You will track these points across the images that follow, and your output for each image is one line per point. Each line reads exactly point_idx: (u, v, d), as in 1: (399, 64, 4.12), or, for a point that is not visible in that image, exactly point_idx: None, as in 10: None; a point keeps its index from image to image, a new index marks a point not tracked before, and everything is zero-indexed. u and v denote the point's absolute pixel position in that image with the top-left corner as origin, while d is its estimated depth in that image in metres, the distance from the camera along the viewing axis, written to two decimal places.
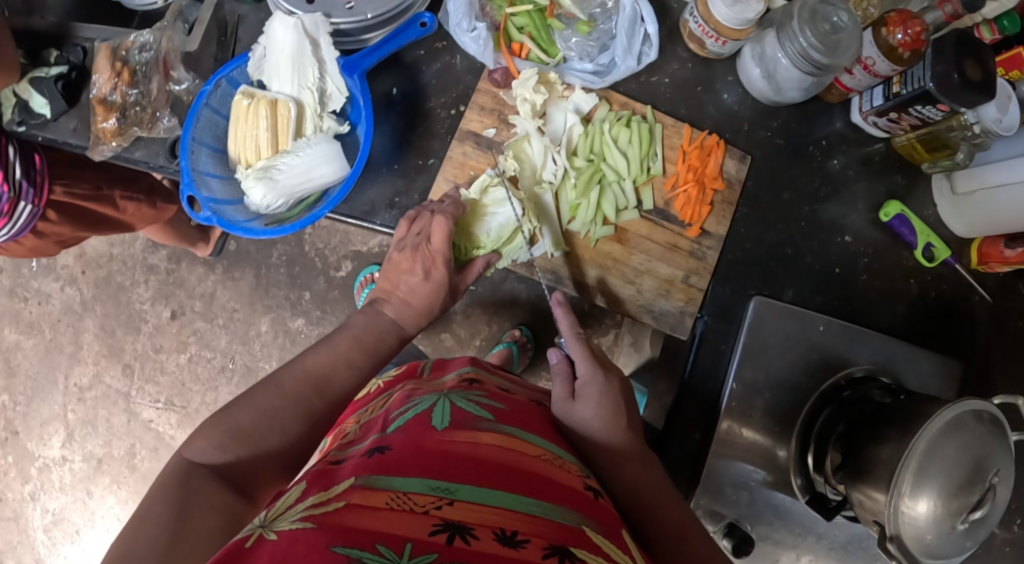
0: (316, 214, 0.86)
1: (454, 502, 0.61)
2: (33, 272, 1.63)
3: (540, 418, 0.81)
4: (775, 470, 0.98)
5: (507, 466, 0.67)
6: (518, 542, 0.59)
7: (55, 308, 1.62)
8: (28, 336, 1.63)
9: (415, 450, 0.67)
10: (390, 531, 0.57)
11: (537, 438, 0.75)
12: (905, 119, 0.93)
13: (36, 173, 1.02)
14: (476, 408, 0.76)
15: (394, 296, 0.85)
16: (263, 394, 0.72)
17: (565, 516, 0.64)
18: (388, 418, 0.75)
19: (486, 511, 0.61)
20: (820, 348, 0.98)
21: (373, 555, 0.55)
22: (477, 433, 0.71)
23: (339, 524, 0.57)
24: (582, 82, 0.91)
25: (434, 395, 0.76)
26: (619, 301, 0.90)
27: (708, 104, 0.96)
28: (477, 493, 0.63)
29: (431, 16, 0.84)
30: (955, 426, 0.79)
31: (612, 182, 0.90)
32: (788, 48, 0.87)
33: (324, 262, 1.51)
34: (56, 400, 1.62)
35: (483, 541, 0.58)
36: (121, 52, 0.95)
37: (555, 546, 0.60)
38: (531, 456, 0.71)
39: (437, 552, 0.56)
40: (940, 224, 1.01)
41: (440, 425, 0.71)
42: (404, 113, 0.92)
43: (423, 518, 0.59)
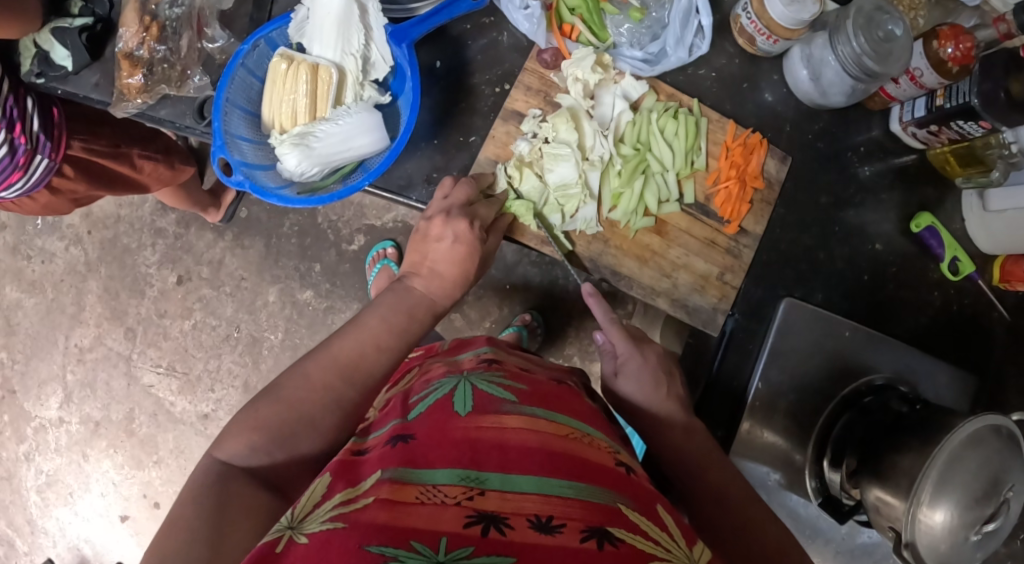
0: (354, 185, 0.84)
1: (485, 491, 0.60)
2: (37, 230, 1.60)
3: (566, 393, 0.80)
4: (790, 471, 0.98)
5: (538, 449, 0.66)
6: (555, 527, 0.58)
7: (58, 267, 1.59)
8: (29, 295, 1.60)
9: (440, 437, 0.66)
10: (422, 526, 0.56)
11: (563, 417, 0.73)
12: (944, 133, 0.93)
13: (53, 126, 1.05)
14: (500, 390, 0.74)
15: (424, 267, 0.82)
16: (290, 388, 0.70)
17: (600, 496, 0.63)
18: (408, 404, 0.73)
19: (519, 498, 0.60)
20: (843, 354, 0.98)
21: (407, 553, 0.54)
22: (503, 416, 0.69)
23: (370, 521, 0.56)
24: (632, 69, 0.88)
25: (454, 379, 0.75)
26: (655, 295, 0.89)
27: (750, 102, 0.95)
28: (507, 481, 0.62)
29: None
30: (974, 441, 0.79)
31: (656, 172, 0.88)
32: (841, 51, 0.86)
33: (337, 234, 1.51)
34: (55, 360, 1.59)
35: (519, 531, 0.57)
36: (151, 6, 0.93)
37: (592, 529, 0.58)
38: (563, 436, 0.69)
39: (473, 546, 0.55)
40: (965, 238, 1.01)
41: (462, 411, 0.69)
42: (447, 88, 0.90)
43: (456, 509, 0.58)
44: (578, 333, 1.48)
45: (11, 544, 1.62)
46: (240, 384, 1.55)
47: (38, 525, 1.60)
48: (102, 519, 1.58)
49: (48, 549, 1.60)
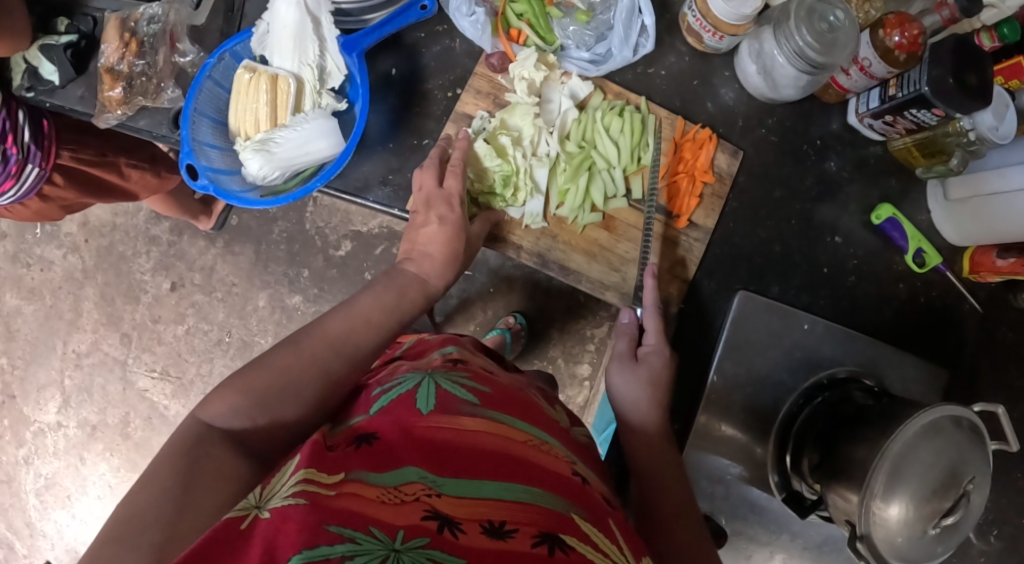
0: (309, 187, 0.87)
1: (443, 491, 0.58)
2: (36, 239, 1.66)
3: (526, 401, 0.79)
4: (753, 465, 0.97)
5: (497, 453, 0.65)
6: (510, 532, 0.56)
7: (57, 274, 1.66)
8: (28, 302, 1.66)
9: (402, 434, 0.64)
10: (383, 518, 0.54)
11: (522, 425, 0.72)
12: (900, 123, 0.93)
13: (45, 138, 1.12)
14: (463, 392, 0.73)
15: (414, 251, 0.84)
16: (280, 356, 0.71)
17: (556, 503, 0.62)
18: (368, 398, 0.72)
19: (478, 501, 0.58)
20: (803, 348, 0.98)
21: (366, 537, 0.52)
22: (463, 417, 0.68)
23: (328, 504, 0.54)
24: (578, 69, 0.90)
25: (418, 376, 0.74)
26: (605, 288, 0.89)
27: (703, 99, 0.96)
28: (466, 483, 0.60)
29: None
30: (930, 430, 0.79)
31: (602, 169, 0.90)
32: (783, 46, 0.87)
33: (324, 240, 1.55)
34: (53, 365, 1.66)
35: (472, 534, 0.55)
36: (130, 24, 1.00)
37: (545, 534, 0.57)
38: (520, 442, 0.69)
39: (428, 538, 0.53)
40: (931, 229, 1.01)
41: (425, 409, 0.68)
42: (400, 91, 0.92)
43: (414, 504, 0.56)
44: (561, 336, 1.51)
45: (11, 546, 1.67)
46: None
47: (37, 528, 1.66)
48: (99, 520, 1.64)
49: (47, 551, 1.66)
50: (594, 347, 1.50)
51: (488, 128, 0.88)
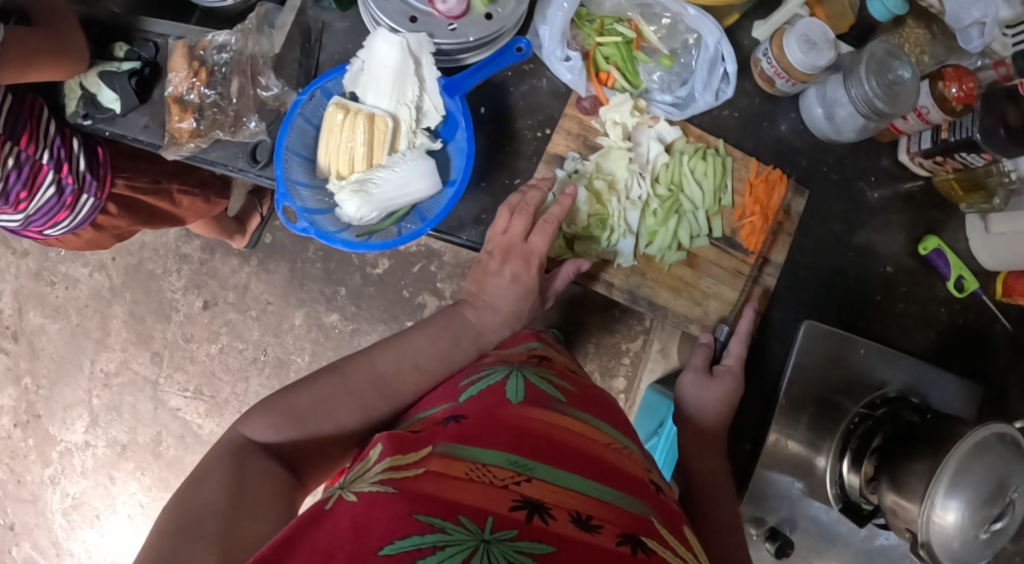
0: (417, 232, 0.90)
1: (531, 479, 0.63)
2: (60, 257, 1.64)
3: (604, 399, 0.84)
4: (813, 480, 1.04)
5: (580, 450, 0.69)
6: (593, 526, 0.60)
7: (82, 293, 1.63)
8: (53, 320, 1.64)
9: (491, 422, 0.69)
10: (471, 504, 0.59)
11: (602, 423, 0.77)
12: (948, 163, 1.00)
13: (99, 166, 1.09)
14: (552, 389, 0.78)
15: (480, 299, 0.88)
16: (323, 382, 0.77)
17: (635, 505, 0.66)
18: (457, 386, 0.78)
19: (564, 493, 0.63)
20: (859, 370, 1.05)
21: (455, 526, 0.57)
22: (549, 412, 0.73)
23: (419, 491, 0.59)
24: (663, 113, 0.95)
25: (507, 369, 0.79)
26: (688, 323, 0.94)
27: (770, 138, 1.01)
28: (553, 474, 0.64)
29: (527, 41, 0.90)
30: (981, 446, 0.86)
31: (688, 211, 0.94)
32: (853, 94, 0.92)
33: (361, 259, 1.58)
34: (80, 384, 1.63)
35: (560, 522, 0.59)
36: (198, 52, 1.02)
37: (626, 535, 0.61)
38: (603, 442, 0.73)
39: (517, 529, 0.57)
40: (970, 257, 1.09)
41: (514, 400, 0.73)
42: (490, 132, 0.95)
43: (503, 492, 0.61)
44: (597, 350, 1.57)
45: None
46: None
47: (64, 547, 1.64)
48: (129, 540, 1.62)
49: None
50: (629, 359, 1.57)
51: (582, 171, 0.93)
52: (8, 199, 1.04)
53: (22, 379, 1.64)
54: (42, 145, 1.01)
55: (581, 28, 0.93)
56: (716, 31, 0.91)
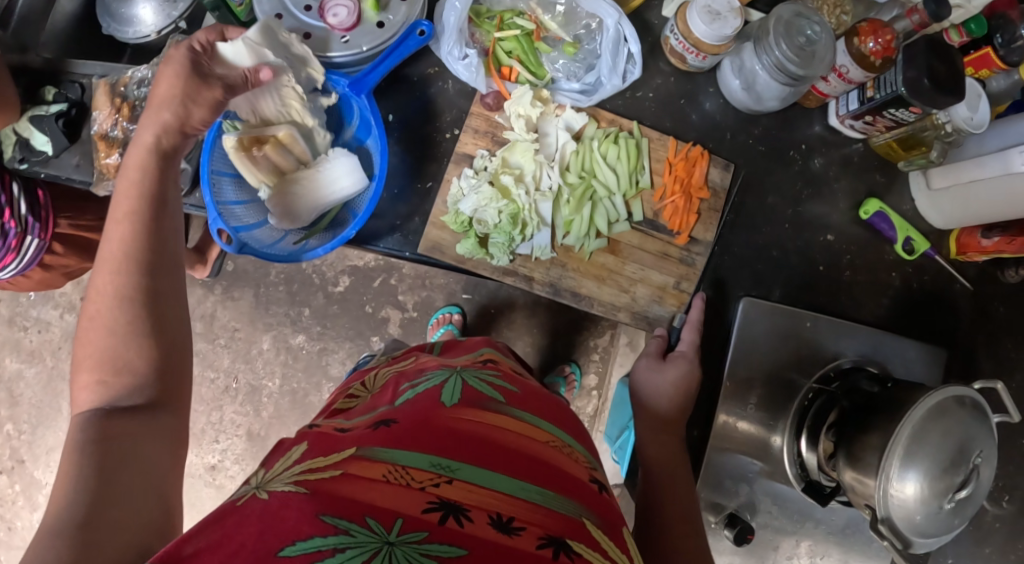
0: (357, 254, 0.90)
1: (453, 481, 0.55)
2: (30, 301, 1.62)
3: (557, 403, 0.71)
4: (770, 460, 1.00)
5: (518, 449, 0.60)
6: (514, 529, 0.53)
7: (55, 335, 1.62)
8: (29, 365, 1.61)
9: (423, 422, 0.60)
10: (383, 505, 0.52)
11: (550, 422, 0.66)
12: (880, 121, 0.97)
13: (40, 208, 1.10)
14: (491, 389, 0.66)
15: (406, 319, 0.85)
16: (91, 323, 0.64)
17: (569, 508, 0.57)
18: (399, 389, 0.68)
19: (487, 494, 0.55)
20: (810, 343, 1.01)
21: (361, 528, 0.50)
22: (490, 412, 0.63)
23: (331, 491, 0.52)
24: (571, 101, 0.94)
25: (447, 369, 0.68)
26: (616, 310, 0.93)
27: (691, 115, 0.99)
28: (481, 474, 0.56)
29: (428, 23, 0.86)
30: (937, 410, 0.78)
31: (603, 198, 0.93)
32: (764, 60, 0.90)
33: (322, 278, 1.51)
34: (61, 426, 1.61)
35: (478, 525, 0.52)
36: (120, 88, 1.00)
37: (551, 538, 0.54)
38: (544, 442, 0.62)
39: (427, 531, 0.51)
40: (919, 217, 1.05)
41: (449, 402, 0.63)
42: (401, 135, 0.94)
43: (418, 494, 0.53)
44: None
45: None
46: (245, 433, 1.54)
47: None
48: None
49: None
50: (599, 357, 1.45)
51: (490, 166, 0.92)
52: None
53: (3, 426, 1.61)
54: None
55: (480, 25, 0.92)
56: (613, 13, 0.90)
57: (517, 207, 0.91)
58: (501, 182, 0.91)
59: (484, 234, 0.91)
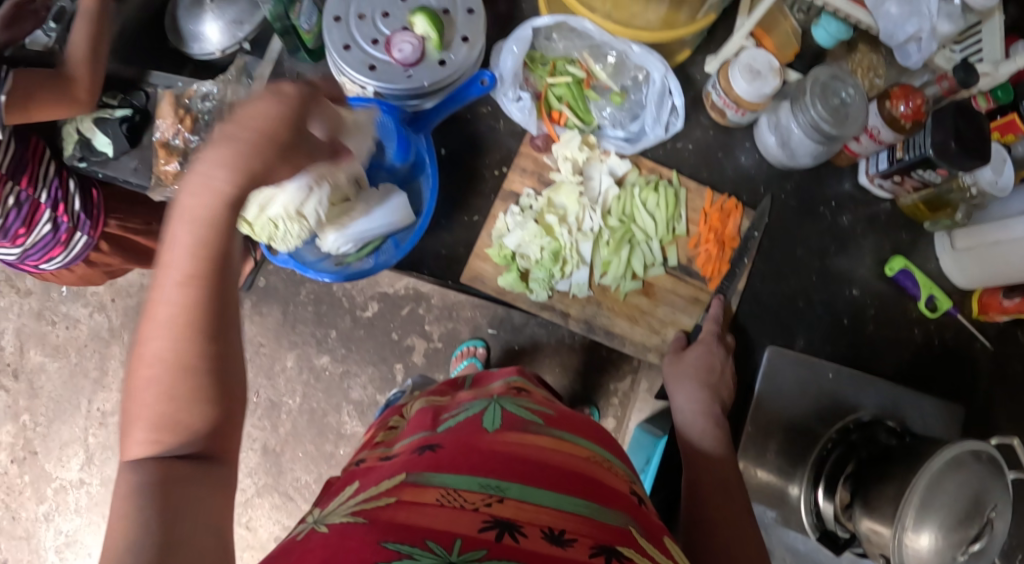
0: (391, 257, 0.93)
1: (504, 499, 0.56)
2: (61, 297, 1.52)
3: (590, 423, 0.74)
4: (785, 508, 0.99)
5: (557, 467, 0.62)
6: (567, 541, 0.54)
7: (82, 333, 1.51)
8: (53, 359, 1.50)
9: (466, 449, 0.62)
10: (439, 526, 0.52)
11: (587, 442, 0.69)
12: (908, 182, 1.00)
13: (93, 207, 1.08)
14: (529, 413, 0.69)
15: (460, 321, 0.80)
16: (142, 361, 0.53)
17: (614, 517, 0.59)
18: (437, 420, 0.70)
19: (536, 510, 0.56)
20: (831, 393, 1.02)
21: (423, 551, 0.50)
22: (529, 434, 0.65)
23: (388, 519, 0.53)
24: (616, 148, 0.98)
25: (484, 400, 0.71)
26: (646, 350, 0.96)
27: (727, 167, 1.03)
28: (528, 492, 0.58)
29: (491, 75, 0.92)
30: (954, 464, 0.77)
31: (641, 242, 0.97)
32: (800, 118, 0.93)
33: (351, 302, 1.52)
34: (77, 423, 1.51)
35: (532, 540, 0.53)
36: (185, 100, 1.01)
37: (602, 546, 0.55)
38: (580, 457, 0.65)
39: (486, 549, 0.51)
40: (942, 277, 1.08)
41: (490, 427, 0.65)
42: (453, 171, 1.00)
43: (474, 513, 0.54)
44: None
45: None
46: (260, 447, 1.55)
47: None
48: None
49: None
50: (617, 400, 1.46)
51: (534, 205, 0.96)
52: (4, 235, 0.99)
53: (19, 417, 1.51)
54: (42, 185, 1.00)
55: (534, 70, 0.97)
56: (660, 67, 0.95)
57: (557, 244, 0.95)
58: (543, 219, 0.96)
59: (525, 268, 0.96)
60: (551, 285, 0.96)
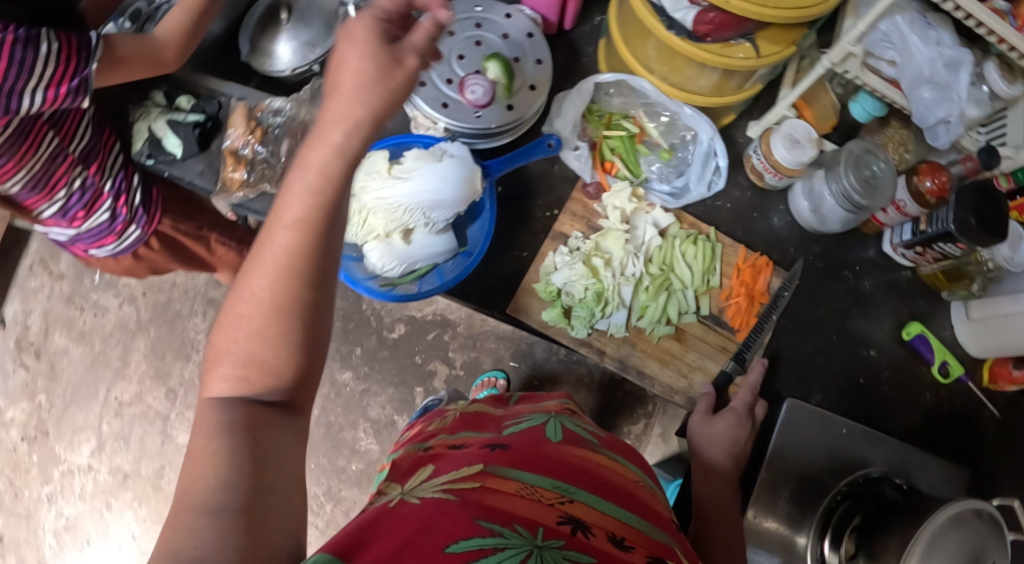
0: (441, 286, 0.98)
1: (574, 501, 0.62)
2: (93, 285, 1.52)
3: (635, 452, 0.80)
4: (792, 557, 1.01)
5: (614, 484, 0.68)
6: (628, 546, 0.59)
7: (109, 322, 1.51)
8: (77, 344, 1.51)
9: (536, 453, 0.68)
10: (522, 514, 0.58)
11: (634, 467, 0.75)
12: (928, 253, 1.06)
13: (152, 204, 1.12)
14: (585, 432, 0.76)
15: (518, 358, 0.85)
16: (240, 309, 0.57)
17: (663, 536, 0.65)
18: (501, 423, 0.75)
19: (602, 516, 0.62)
20: (842, 449, 1.06)
21: (511, 531, 0.55)
22: (588, 452, 0.71)
23: (477, 500, 0.58)
24: (661, 201, 1.05)
25: (545, 413, 0.76)
26: (674, 392, 1.01)
27: (760, 227, 1.09)
28: (593, 499, 0.63)
29: (557, 138, 0.97)
30: (955, 521, 0.80)
31: (678, 290, 1.02)
32: (833, 187, 1.00)
33: (379, 321, 1.57)
34: (92, 410, 1.49)
35: (601, 540, 0.58)
36: (255, 113, 1.10)
37: (655, 558, 0.60)
38: (632, 480, 0.71)
39: (564, 540, 0.56)
40: (956, 344, 1.13)
41: (554, 438, 0.71)
42: (508, 208, 1.06)
43: (550, 508, 0.60)
44: None
45: None
46: None
47: None
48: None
49: None
50: (630, 442, 1.49)
51: (577, 247, 1.02)
52: (64, 216, 1.05)
53: (36, 397, 1.52)
54: (108, 175, 1.04)
55: (591, 122, 1.06)
56: (709, 129, 1.04)
57: (596, 285, 1.00)
58: (587, 259, 1.01)
59: (568, 305, 1.01)
60: (591, 323, 1.00)
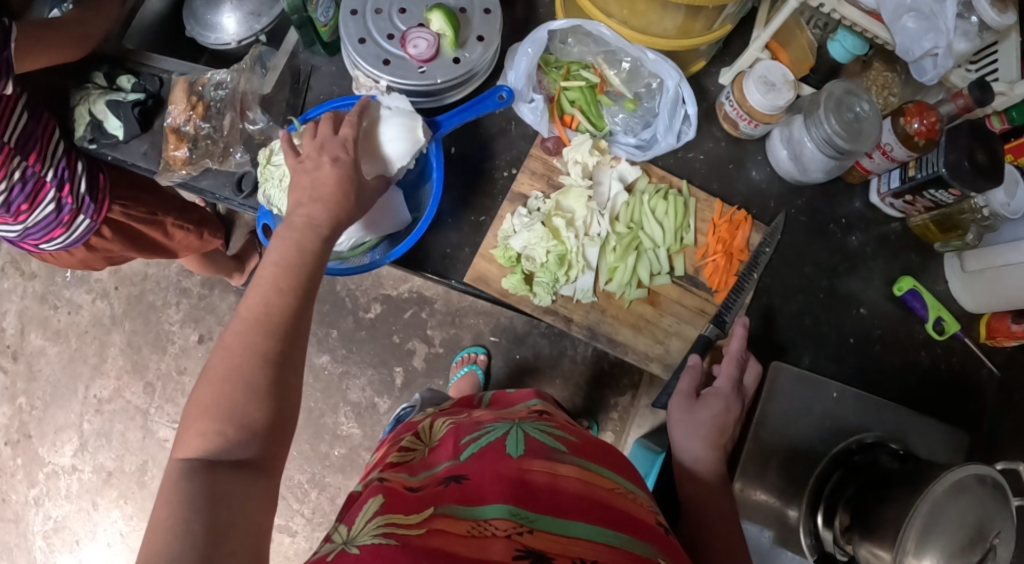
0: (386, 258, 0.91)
1: (535, 530, 0.56)
2: (66, 282, 1.56)
3: (613, 449, 0.72)
4: (785, 530, 0.96)
5: (585, 496, 0.61)
6: None
7: (84, 319, 1.55)
8: (53, 343, 1.55)
9: (494, 477, 0.61)
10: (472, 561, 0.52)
11: (612, 470, 0.68)
12: (919, 202, 1.00)
13: (99, 190, 1.00)
14: (552, 439, 0.68)
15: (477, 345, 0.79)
16: (214, 371, 0.62)
17: (645, 550, 0.59)
18: (458, 444, 0.68)
19: (569, 542, 0.56)
20: (833, 415, 1.00)
21: None
22: (556, 463, 0.64)
23: (420, 547, 0.53)
24: (627, 154, 0.99)
25: (506, 423, 0.68)
26: (649, 359, 0.95)
27: (738, 181, 1.02)
28: (558, 523, 0.57)
29: (510, 89, 0.91)
30: (956, 489, 0.73)
31: (648, 249, 0.96)
32: (813, 133, 0.93)
33: (354, 302, 1.48)
34: (72, 408, 1.53)
35: None
36: (197, 87, 1.01)
37: None
38: (608, 488, 0.64)
39: None
40: (951, 299, 1.07)
41: (514, 454, 0.64)
42: (464, 170, 0.99)
43: (506, 546, 0.54)
44: None
45: None
46: None
47: None
48: None
49: None
50: (617, 415, 1.42)
51: (541, 207, 0.96)
52: (6, 211, 0.93)
53: (16, 399, 1.54)
54: (49, 163, 0.93)
55: (548, 73, 0.98)
56: (674, 75, 0.96)
57: (563, 248, 0.94)
58: (549, 222, 0.95)
59: (530, 271, 0.95)
60: (556, 289, 0.95)
